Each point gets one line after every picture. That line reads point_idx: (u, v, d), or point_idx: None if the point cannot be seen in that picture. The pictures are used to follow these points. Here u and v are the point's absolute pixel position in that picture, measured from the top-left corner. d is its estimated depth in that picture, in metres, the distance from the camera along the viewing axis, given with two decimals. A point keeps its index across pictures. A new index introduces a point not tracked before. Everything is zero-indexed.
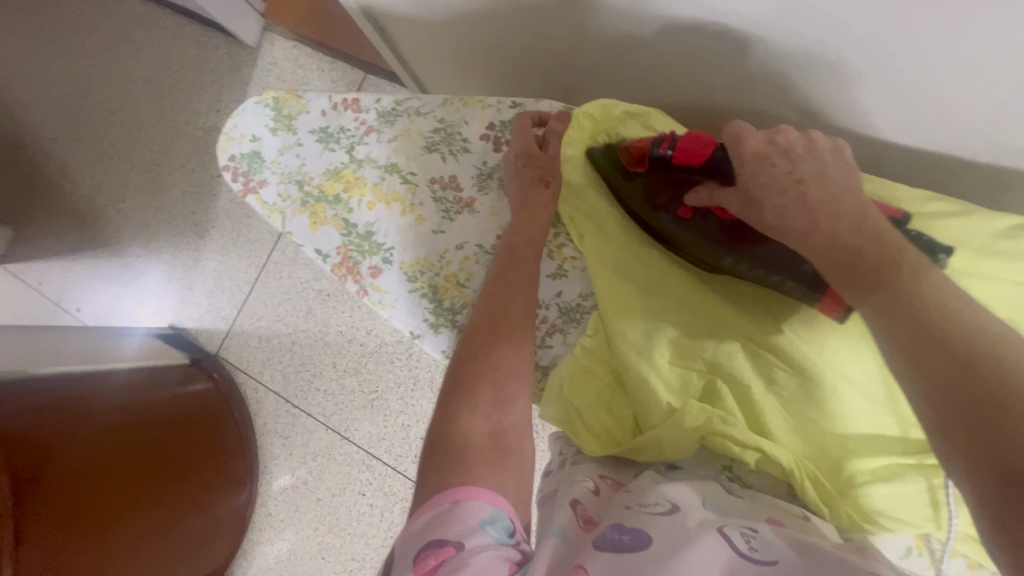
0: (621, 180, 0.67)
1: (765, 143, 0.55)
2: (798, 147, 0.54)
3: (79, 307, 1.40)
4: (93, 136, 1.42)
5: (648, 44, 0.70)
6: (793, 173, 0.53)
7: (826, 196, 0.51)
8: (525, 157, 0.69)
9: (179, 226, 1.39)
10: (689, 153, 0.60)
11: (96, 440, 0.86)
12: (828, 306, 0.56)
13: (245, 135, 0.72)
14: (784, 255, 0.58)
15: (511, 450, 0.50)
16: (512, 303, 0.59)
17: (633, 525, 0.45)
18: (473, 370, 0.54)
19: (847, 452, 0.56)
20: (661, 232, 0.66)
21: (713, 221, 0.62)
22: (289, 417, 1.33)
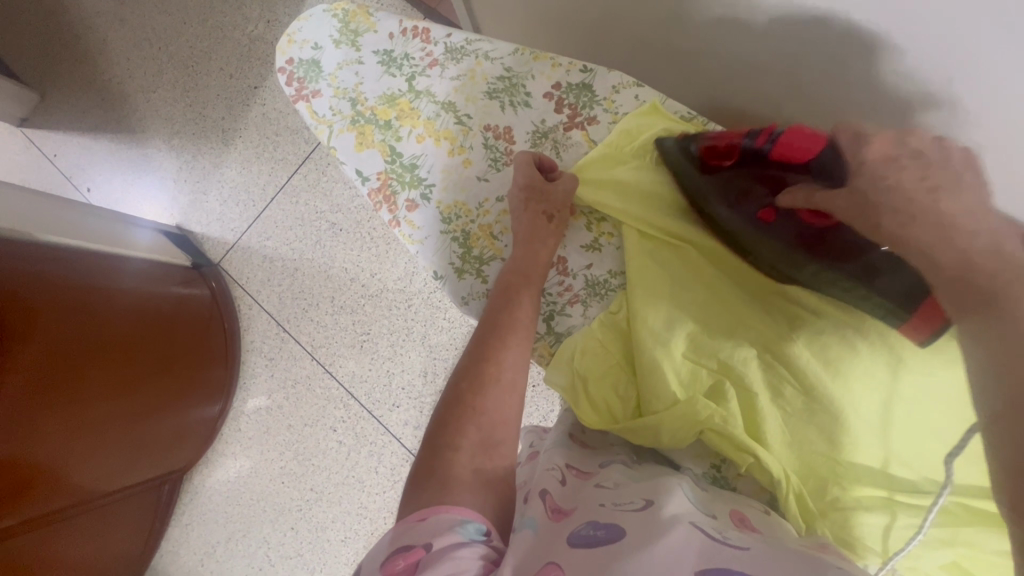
0: (693, 171, 0.62)
1: (889, 141, 0.46)
2: (925, 142, 0.45)
3: (89, 187, 1.62)
4: (154, 42, 1.61)
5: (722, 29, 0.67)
6: (922, 179, 0.44)
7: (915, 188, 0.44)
8: (529, 191, 0.64)
9: (204, 131, 1.59)
10: (788, 145, 0.55)
11: (80, 318, 1.02)
12: (914, 328, 0.50)
13: (307, 42, 0.70)
14: (885, 268, 0.51)
15: (492, 491, 0.49)
16: (502, 352, 0.57)
17: (608, 521, 0.44)
18: (455, 413, 0.53)
19: (844, 477, 0.53)
20: (733, 236, 0.60)
21: (794, 226, 0.56)
22: (277, 339, 1.53)
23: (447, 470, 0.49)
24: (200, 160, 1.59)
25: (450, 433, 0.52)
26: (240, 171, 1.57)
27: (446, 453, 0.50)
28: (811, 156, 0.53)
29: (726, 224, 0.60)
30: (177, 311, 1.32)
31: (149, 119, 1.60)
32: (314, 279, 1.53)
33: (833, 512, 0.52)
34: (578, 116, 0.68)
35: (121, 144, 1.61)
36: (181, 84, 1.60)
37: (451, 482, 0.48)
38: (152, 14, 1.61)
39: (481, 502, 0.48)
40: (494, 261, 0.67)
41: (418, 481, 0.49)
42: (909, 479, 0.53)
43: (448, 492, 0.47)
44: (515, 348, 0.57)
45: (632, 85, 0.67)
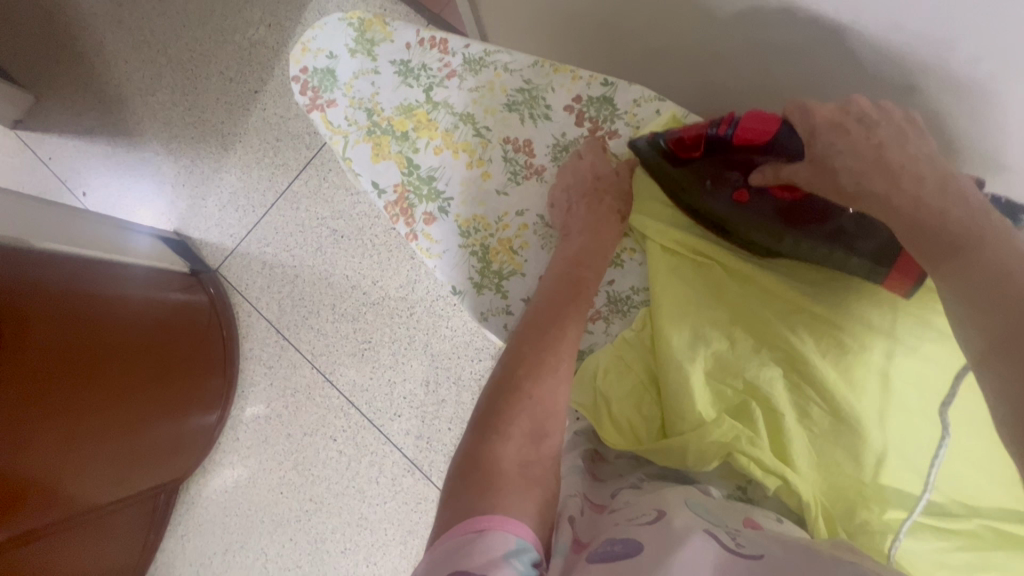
0: (666, 164, 0.63)
1: (836, 111, 0.53)
2: (873, 114, 0.52)
3: (84, 192, 1.59)
4: (153, 45, 1.59)
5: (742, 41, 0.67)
6: (870, 138, 0.50)
7: (904, 159, 0.49)
8: (597, 184, 0.65)
9: (203, 134, 1.57)
10: (751, 129, 0.58)
11: (76, 326, 1.00)
12: (895, 282, 0.53)
13: (321, 50, 0.69)
14: (854, 230, 0.55)
15: (537, 486, 0.48)
16: (562, 341, 0.56)
17: (625, 536, 0.44)
18: (506, 402, 0.52)
19: (874, 500, 0.52)
20: (715, 220, 0.61)
21: (770, 202, 0.58)
22: (276, 347, 1.51)
23: (493, 464, 0.48)
24: (200, 165, 1.57)
25: (501, 421, 0.51)
26: (240, 176, 1.55)
27: (493, 444, 0.50)
28: (772, 133, 0.57)
29: (707, 208, 0.61)
30: (175, 319, 1.29)
31: (146, 123, 1.58)
32: (315, 287, 1.51)
33: (862, 535, 0.51)
34: (599, 129, 0.68)
35: (118, 148, 1.58)
36: (179, 87, 1.58)
37: (500, 475, 0.47)
38: (150, 16, 1.59)
39: (525, 505, 0.46)
40: (513, 277, 0.66)
41: (460, 471, 0.49)
42: (935, 499, 0.52)
43: (490, 494, 0.46)
44: (571, 339, 0.56)
45: (653, 100, 0.66)
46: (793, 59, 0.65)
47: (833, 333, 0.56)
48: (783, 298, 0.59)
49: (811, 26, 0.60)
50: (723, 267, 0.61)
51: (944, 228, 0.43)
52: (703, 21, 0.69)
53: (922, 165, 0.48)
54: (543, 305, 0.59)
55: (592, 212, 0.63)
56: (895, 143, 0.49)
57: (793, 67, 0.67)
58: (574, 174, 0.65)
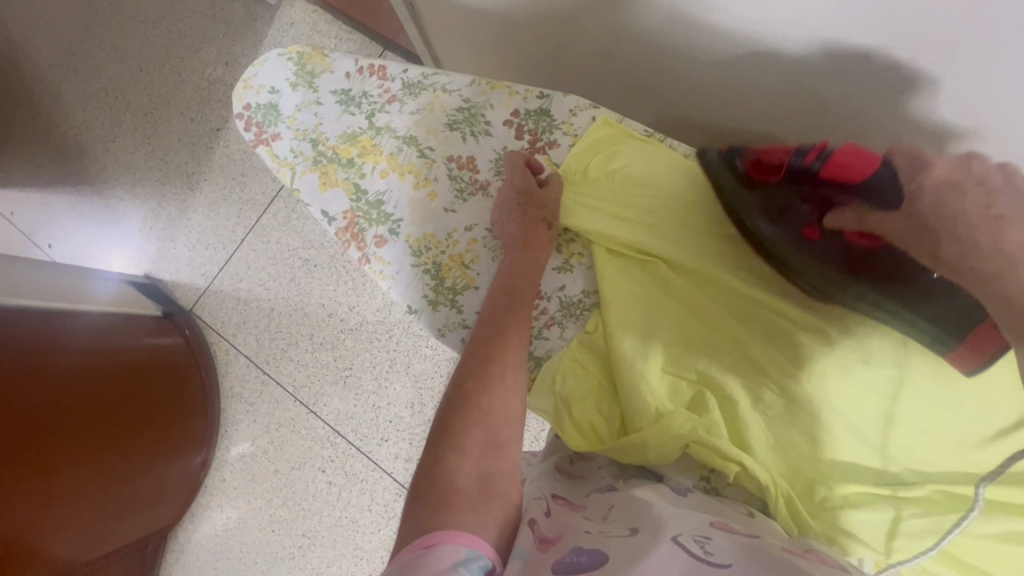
0: (736, 188, 0.62)
1: (954, 168, 0.48)
2: (989, 172, 0.46)
3: (50, 244, 1.57)
4: (110, 91, 1.59)
5: (675, 44, 0.70)
6: (986, 206, 0.44)
7: (995, 216, 0.43)
8: (525, 197, 0.65)
9: (168, 176, 1.57)
10: (846, 165, 0.54)
11: (49, 380, 0.98)
12: (969, 356, 0.50)
13: (263, 86, 0.71)
14: (932, 285, 0.50)
15: (496, 496, 0.50)
16: (506, 350, 0.59)
17: (592, 546, 0.44)
18: (458, 417, 0.54)
19: (831, 476, 0.53)
20: (769, 250, 0.60)
21: (841, 246, 0.55)
22: (257, 383, 1.49)
23: (449, 479, 0.50)
24: (166, 207, 1.56)
25: (453, 438, 0.53)
26: (208, 214, 1.55)
27: (447, 460, 0.52)
28: (863, 170, 0.53)
29: (760, 236, 0.60)
30: (149, 364, 1.27)
31: (109, 170, 1.57)
32: (291, 318, 1.50)
33: (823, 512, 0.53)
34: (539, 140, 0.69)
35: (82, 197, 1.57)
36: (140, 131, 1.58)
37: (454, 491, 0.49)
38: (105, 64, 1.59)
39: (481, 520, 0.47)
40: (468, 290, 0.66)
41: (419, 490, 0.50)
42: (892, 470, 0.54)
43: (445, 511, 0.47)
44: (516, 346, 0.59)
45: (588, 107, 0.69)
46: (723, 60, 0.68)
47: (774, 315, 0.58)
48: (725, 287, 0.61)
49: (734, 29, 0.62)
50: (666, 263, 0.63)
51: (997, 283, 0.39)
52: (636, 29, 0.71)
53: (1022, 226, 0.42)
54: (487, 318, 0.61)
55: (523, 224, 0.64)
56: (1003, 204, 0.44)
57: (723, 68, 0.70)
58: (503, 187, 0.66)
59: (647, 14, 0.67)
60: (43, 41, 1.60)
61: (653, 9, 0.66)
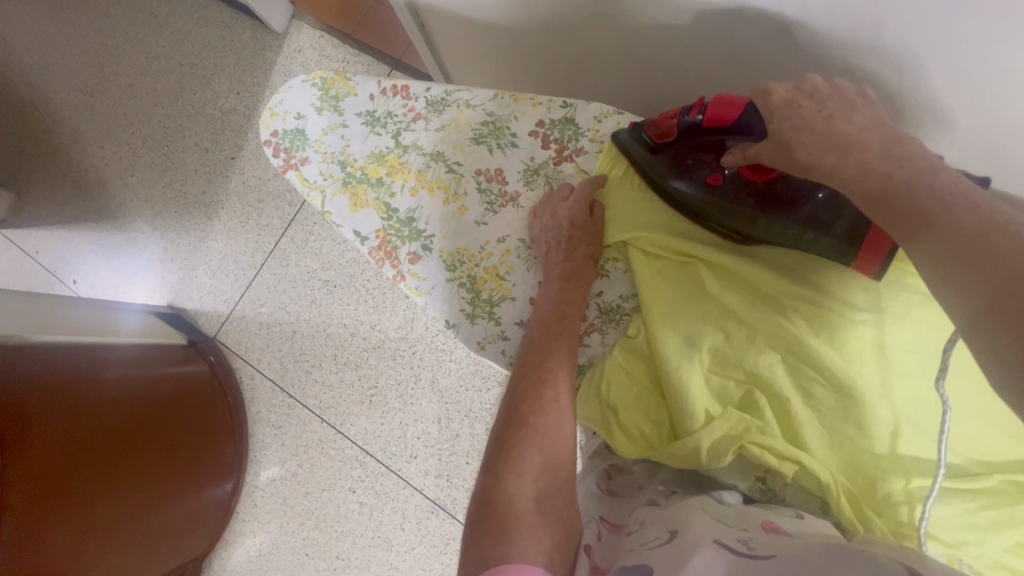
0: (645, 154, 0.65)
1: (791, 90, 0.55)
2: (825, 91, 0.53)
3: (75, 280, 1.61)
4: (127, 127, 1.63)
5: (692, 43, 0.71)
6: (820, 112, 0.52)
7: (850, 128, 0.50)
8: (578, 229, 0.64)
9: (187, 206, 1.59)
10: (720, 112, 0.59)
11: (80, 414, 1.00)
12: (863, 263, 0.55)
13: (289, 112, 0.72)
14: (825, 213, 0.58)
15: (555, 517, 0.50)
16: (558, 373, 0.58)
17: (638, 562, 0.44)
18: (517, 438, 0.54)
19: (890, 470, 0.52)
20: (689, 206, 0.64)
21: (744, 185, 0.61)
22: (284, 407, 1.50)
23: (508, 503, 0.50)
24: (186, 236, 1.59)
25: (508, 461, 0.53)
26: (227, 242, 1.57)
27: (504, 485, 0.52)
28: (738, 118, 0.58)
29: (677, 193, 0.64)
30: (178, 393, 1.29)
31: (129, 204, 1.60)
32: (314, 340, 1.51)
33: (887, 508, 0.51)
34: (566, 148, 0.69)
35: (103, 232, 1.60)
36: (157, 164, 1.61)
37: (514, 515, 0.49)
38: (121, 101, 1.63)
39: (542, 545, 0.47)
40: (504, 302, 0.66)
41: (478, 515, 0.50)
42: (955, 462, 0.52)
43: (505, 539, 0.47)
44: (569, 372, 0.59)
45: (613, 114, 0.69)
46: (743, 55, 0.68)
47: (817, 305, 0.57)
48: (765, 277, 0.59)
49: (754, 24, 0.62)
50: (705, 264, 0.62)
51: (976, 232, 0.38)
52: (651, 30, 0.72)
53: (875, 130, 0.49)
54: (534, 338, 0.61)
55: (575, 255, 0.64)
56: (844, 114, 0.51)
57: (743, 62, 0.69)
58: (553, 214, 0.65)
59: (663, 14, 0.68)
60: (61, 84, 1.65)
61: (670, 10, 0.67)
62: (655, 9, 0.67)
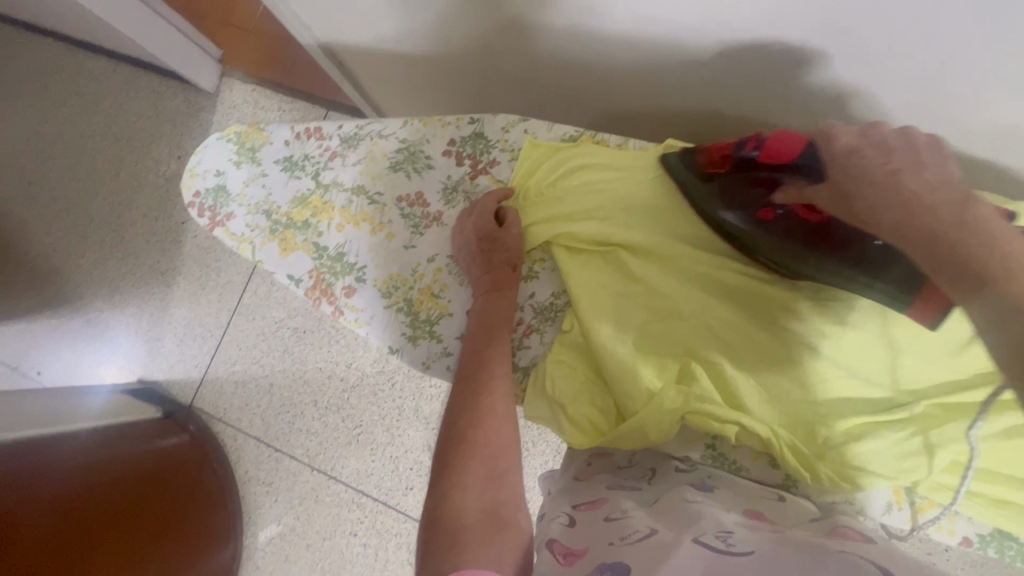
0: (695, 181, 0.63)
1: (857, 136, 0.50)
2: (892, 139, 0.49)
3: (40, 371, 1.57)
4: (71, 209, 1.61)
5: (587, 50, 0.74)
6: (885, 164, 0.48)
7: (920, 184, 0.46)
8: (492, 241, 0.66)
9: (144, 277, 1.57)
10: (778, 148, 0.57)
11: (59, 510, 0.96)
12: (920, 311, 0.51)
13: (209, 171, 0.73)
14: (879, 257, 0.53)
15: (504, 523, 0.51)
16: (492, 382, 0.60)
17: (616, 559, 0.41)
18: (458, 452, 0.55)
19: (830, 416, 0.54)
20: (736, 237, 0.61)
21: (795, 221, 0.57)
22: (271, 462, 1.48)
23: (455, 518, 0.51)
24: (148, 308, 1.57)
25: (454, 476, 0.54)
26: (190, 307, 1.55)
27: (451, 500, 0.52)
28: (796, 155, 0.56)
29: (723, 223, 0.61)
30: (159, 468, 1.25)
31: (84, 285, 1.58)
32: (292, 390, 1.50)
33: (829, 453, 0.54)
34: (479, 162, 0.71)
35: (61, 318, 1.58)
36: (108, 240, 1.59)
37: (463, 530, 0.49)
38: (63, 185, 1.62)
39: (494, 556, 0.47)
40: (443, 319, 0.68)
41: (428, 535, 0.50)
42: (883, 398, 0.55)
43: (458, 552, 0.47)
44: (502, 379, 0.60)
45: (518, 122, 0.71)
46: (637, 52, 0.71)
47: (734, 274, 0.61)
48: (682, 257, 0.62)
49: (636, 24, 0.66)
50: (625, 250, 0.64)
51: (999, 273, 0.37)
52: (548, 42, 0.75)
53: (944, 190, 0.45)
54: (467, 352, 0.63)
55: (495, 265, 0.65)
56: (910, 168, 0.47)
57: (639, 61, 0.72)
58: (465, 230, 0.67)
59: (553, 26, 0.71)
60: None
61: (559, 21, 0.70)
62: (545, 23, 0.71)
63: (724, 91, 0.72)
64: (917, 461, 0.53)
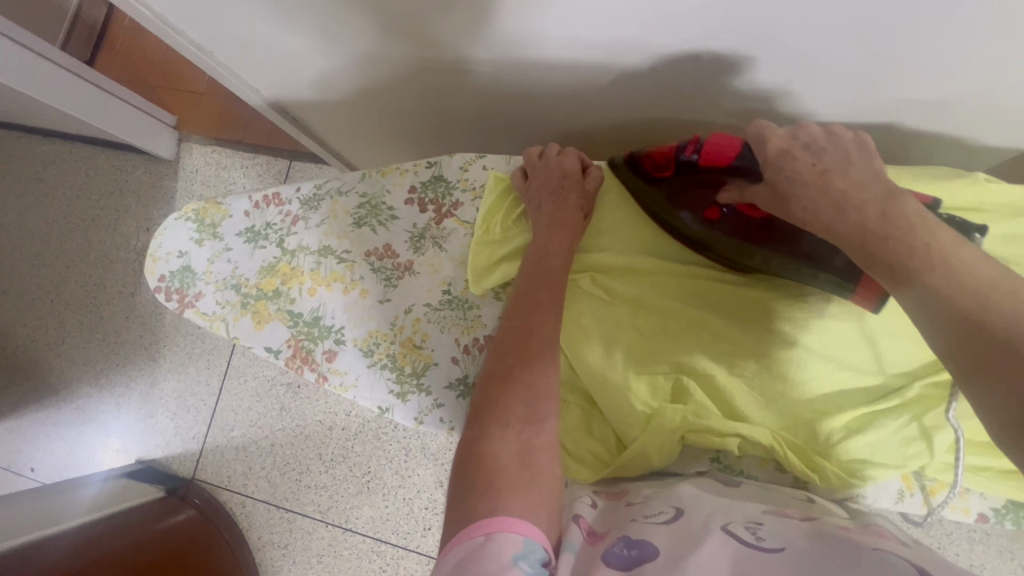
0: (644, 184, 0.65)
1: (788, 138, 0.55)
2: (820, 143, 0.55)
3: (33, 467, 1.53)
4: (45, 296, 1.58)
5: (536, 77, 0.74)
6: (814, 165, 0.53)
7: (848, 183, 0.51)
8: (556, 186, 0.65)
9: (129, 355, 1.54)
10: (717, 151, 0.59)
11: None
12: (862, 297, 0.54)
13: (171, 253, 0.72)
14: (818, 249, 0.56)
15: (538, 472, 0.48)
16: (541, 324, 0.57)
17: (640, 537, 0.44)
18: (503, 390, 0.53)
19: (827, 411, 0.55)
20: (686, 236, 0.62)
21: (734, 220, 0.60)
22: (284, 523, 1.42)
23: (491, 459, 0.48)
24: (135, 386, 1.53)
25: (496, 414, 0.51)
26: (179, 379, 1.52)
27: (489, 440, 0.49)
28: (735, 158, 0.58)
29: (678, 223, 0.62)
30: (171, 552, 1.21)
31: (69, 372, 1.55)
32: (294, 447, 1.45)
33: (833, 450, 0.54)
34: (443, 206, 0.70)
35: (50, 409, 1.54)
36: (86, 323, 1.56)
37: (500, 472, 0.47)
38: (33, 274, 1.59)
39: (529, 504, 0.45)
40: (429, 369, 0.66)
41: (463, 474, 0.48)
42: (877, 384, 0.56)
43: (492, 498, 0.45)
44: (552, 323, 0.57)
45: (475, 160, 0.71)
46: (585, 74, 0.71)
47: (709, 287, 0.61)
48: (654, 277, 0.63)
49: (579, 48, 0.66)
50: (599, 274, 0.65)
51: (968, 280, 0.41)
52: (496, 74, 0.75)
53: (866, 187, 0.51)
54: (520, 293, 0.60)
55: (555, 208, 0.64)
56: (838, 169, 0.52)
57: (592, 81, 0.72)
58: (529, 181, 0.67)
59: (499, 58, 0.71)
60: None
61: (504, 53, 0.70)
62: (490, 56, 0.71)
63: (680, 97, 0.72)
64: (922, 444, 0.54)
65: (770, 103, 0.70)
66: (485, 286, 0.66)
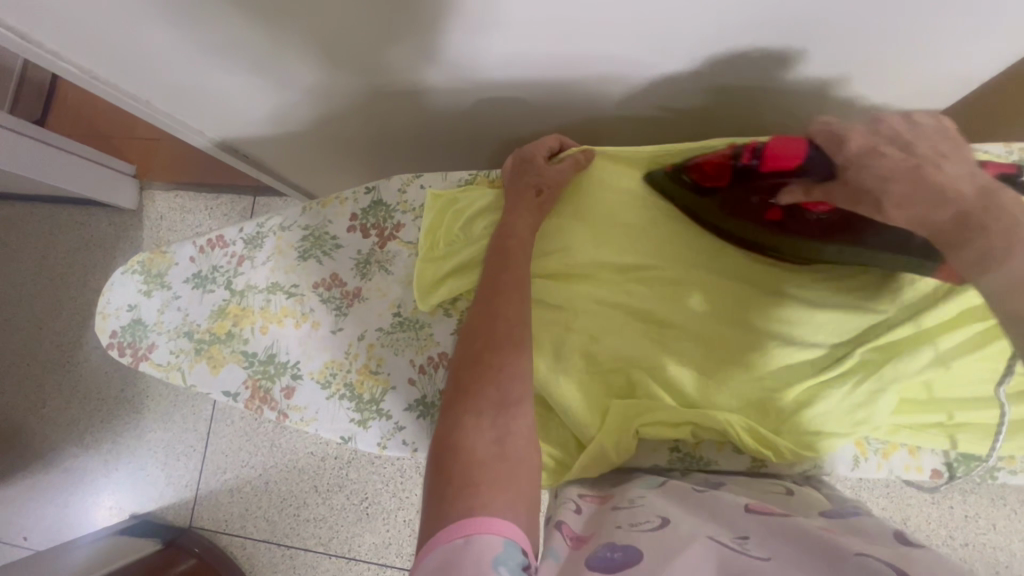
0: (693, 196, 0.65)
1: (869, 134, 0.51)
2: (904, 133, 0.50)
3: (26, 535, 1.50)
4: (21, 361, 1.56)
5: (477, 88, 0.74)
6: (907, 158, 0.48)
7: (943, 176, 0.46)
8: (516, 171, 0.67)
9: (112, 411, 1.51)
10: (778, 152, 0.57)
11: None
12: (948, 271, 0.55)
13: (121, 308, 0.73)
14: (889, 234, 0.57)
15: (516, 462, 0.46)
16: (507, 308, 0.57)
17: (625, 542, 0.42)
18: (474, 376, 0.51)
19: (775, 386, 0.59)
20: (749, 240, 0.63)
21: (804, 217, 0.60)
22: (287, 560, 1.40)
23: (467, 450, 0.46)
24: (121, 440, 1.51)
25: (470, 403, 0.49)
26: (164, 428, 1.50)
27: (465, 431, 0.47)
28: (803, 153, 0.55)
29: (736, 228, 0.63)
30: None
31: (53, 435, 1.52)
32: (289, 482, 1.43)
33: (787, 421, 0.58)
34: (385, 229, 0.71)
35: (37, 475, 1.52)
36: (66, 383, 1.54)
37: (477, 463, 0.44)
38: (6, 340, 1.57)
39: (509, 501, 0.42)
40: (387, 394, 0.66)
41: (439, 468, 0.45)
42: (820, 355, 0.59)
43: (471, 495, 0.42)
44: (518, 307, 0.57)
45: (412, 180, 0.71)
46: (524, 78, 0.71)
47: (646, 282, 0.65)
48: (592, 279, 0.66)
49: (513, 55, 0.66)
50: (546, 279, 0.67)
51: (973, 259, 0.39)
52: (437, 90, 0.76)
53: (969, 179, 0.45)
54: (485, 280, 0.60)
55: (514, 193, 0.67)
56: (933, 162, 0.47)
57: (531, 84, 0.73)
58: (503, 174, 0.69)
59: (435, 74, 0.72)
60: None
61: (439, 68, 0.70)
62: (427, 72, 0.71)
63: (618, 89, 0.73)
64: (870, 407, 0.57)
65: (707, 84, 0.71)
66: (432, 303, 0.66)
